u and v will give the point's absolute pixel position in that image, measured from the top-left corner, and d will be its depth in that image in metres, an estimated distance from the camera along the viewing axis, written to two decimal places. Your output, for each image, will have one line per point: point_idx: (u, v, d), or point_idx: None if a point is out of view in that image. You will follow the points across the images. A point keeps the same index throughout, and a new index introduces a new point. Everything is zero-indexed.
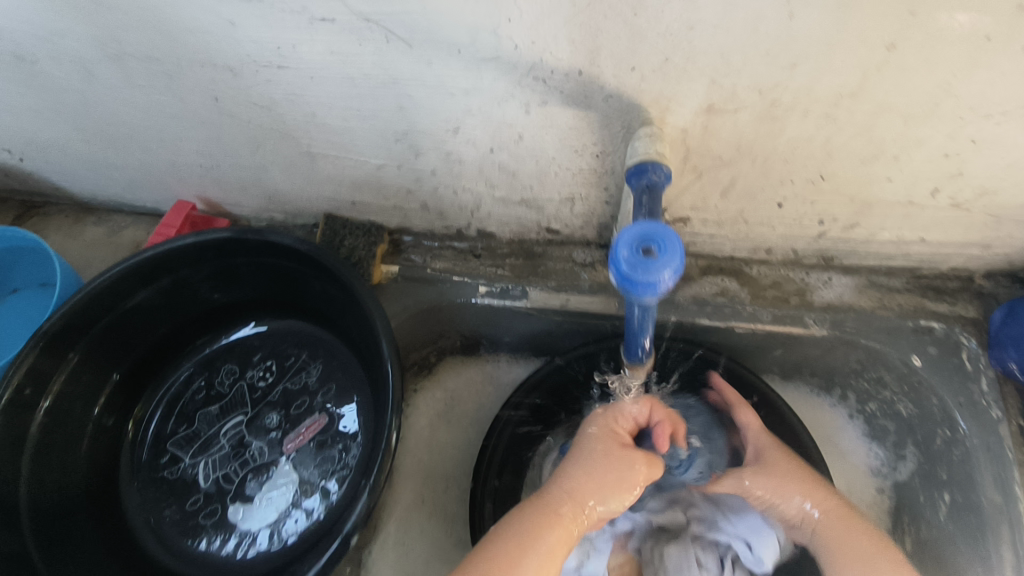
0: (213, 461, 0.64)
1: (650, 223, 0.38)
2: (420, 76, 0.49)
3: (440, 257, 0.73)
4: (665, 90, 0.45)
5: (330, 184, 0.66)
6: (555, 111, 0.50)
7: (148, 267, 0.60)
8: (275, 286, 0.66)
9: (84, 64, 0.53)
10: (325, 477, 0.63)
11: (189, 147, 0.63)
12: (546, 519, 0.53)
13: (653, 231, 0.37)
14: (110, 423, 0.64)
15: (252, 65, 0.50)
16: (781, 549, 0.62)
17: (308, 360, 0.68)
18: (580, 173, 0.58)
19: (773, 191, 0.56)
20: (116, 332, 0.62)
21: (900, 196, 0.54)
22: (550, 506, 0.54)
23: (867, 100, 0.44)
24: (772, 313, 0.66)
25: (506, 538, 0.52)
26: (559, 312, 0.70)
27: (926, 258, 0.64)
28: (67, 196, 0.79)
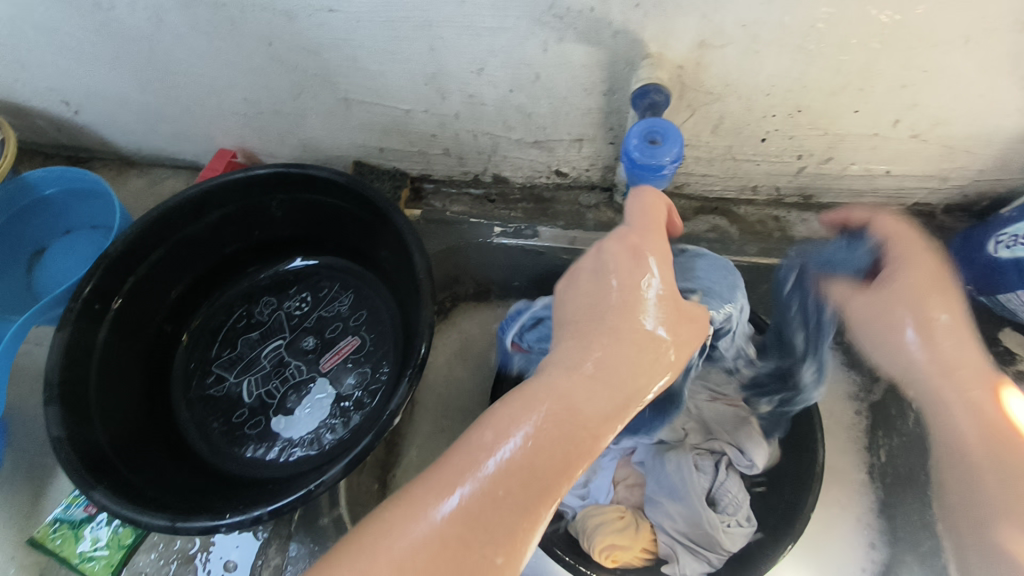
0: (256, 379, 0.70)
1: (655, 119, 0.45)
2: (454, 17, 0.56)
3: (458, 202, 0.81)
4: (663, 25, 0.53)
5: (361, 130, 0.73)
6: (570, 47, 0.57)
7: (200, 199, 0.67)
8: (312, 222, 0.73)
9: (155, 11, 0.60)
10: (359, 390, 0.69)
11: (237, 95, 0.71)
12: (567, 431, 0.40)
13: (657, 124, 0.45)
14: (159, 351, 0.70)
15: (307, 10, 0.57)
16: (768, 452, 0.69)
17: (340, 291, 0.75)
18: (589, 112, 0.65)
19: (757, 126, 0.64)
20: (169, 261, 0.68)
21: (866, 129, 0.62)
22: (580, 416, 0.41)
23: (833, 33, 0.52)
24: (758, 247, 0.75)
25: (514, 415, 0.41)
26: (567, 251, 0.78)
27: (892, 195, 0.72)
28: (112, 151, 0.85)
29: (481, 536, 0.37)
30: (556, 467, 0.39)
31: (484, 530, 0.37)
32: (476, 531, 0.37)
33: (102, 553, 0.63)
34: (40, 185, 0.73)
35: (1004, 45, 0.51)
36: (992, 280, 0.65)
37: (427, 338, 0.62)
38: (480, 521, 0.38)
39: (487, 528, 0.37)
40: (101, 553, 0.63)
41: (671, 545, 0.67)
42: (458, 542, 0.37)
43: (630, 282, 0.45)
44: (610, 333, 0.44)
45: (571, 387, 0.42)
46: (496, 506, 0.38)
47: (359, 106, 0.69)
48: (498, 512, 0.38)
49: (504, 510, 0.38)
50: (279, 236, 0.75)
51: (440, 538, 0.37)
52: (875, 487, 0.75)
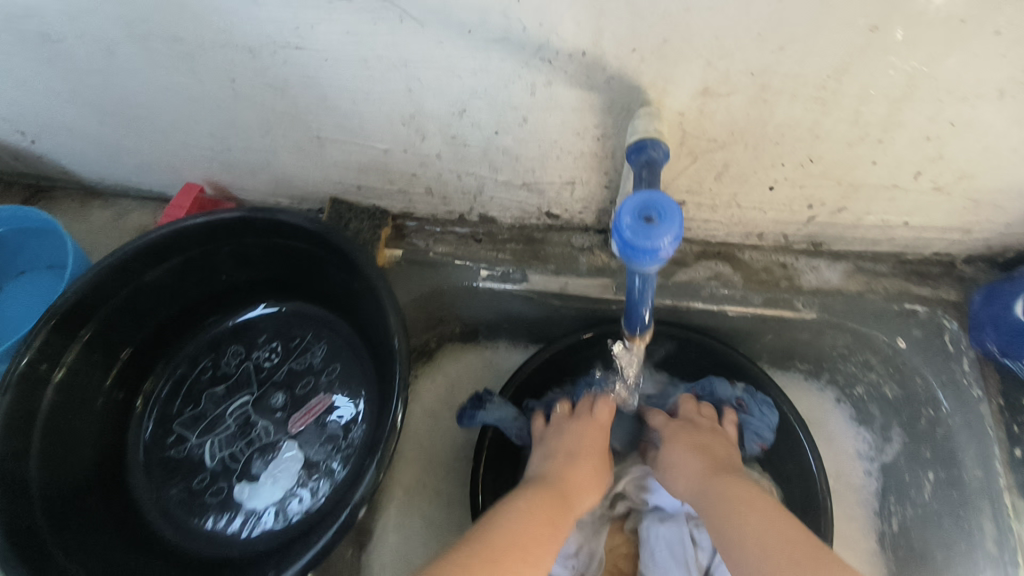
0: (219, 440, 0.65)
1: (652, 194, 0.40)
2: (430, 58, 0.51)
3: (443, 241, 0.75)
4: (662, 71, 0.48)
5: (337, 167, 0.68)
6: (559, 91, 0.52)
7: (158, 246, 0.61)
8: (282, 267, 0.68)
9: (104, 44, 0.55)
10: (329, 456, 0.64)
11: (201, 129, 0.65)
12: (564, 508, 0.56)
13: (653, 200, 0.40)
14: (118, 403, 0.65)
15: (270, 46, 0.52)
16: None
17: (312, 341, 0.69)
18: (582, 156, 0.60)
19: (765, 175, 0.59)
20: (126, 312, 0.63)
21: (884, 180, 0.57)
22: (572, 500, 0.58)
23: (851, 83, 0.47)
24: (763, 297, 0.69)
25: (504, 511, 0.53)
26: (558, 296, 0.73)
27: (909, 244, 0.66)
28: (74, 180, 0.80)
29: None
30: (555, 531, 0.53)
31: (517, 557, 0.48)
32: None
33: None
34: None
35: None
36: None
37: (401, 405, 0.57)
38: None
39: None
40: None
41: None
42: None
43: (581, 446, 0.63)
44: (567, 478, 0.59)
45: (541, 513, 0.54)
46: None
47: (333, 144, 0.64)
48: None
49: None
50: (248, 280, 0.69)
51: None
52: (884, 557, 0.71)
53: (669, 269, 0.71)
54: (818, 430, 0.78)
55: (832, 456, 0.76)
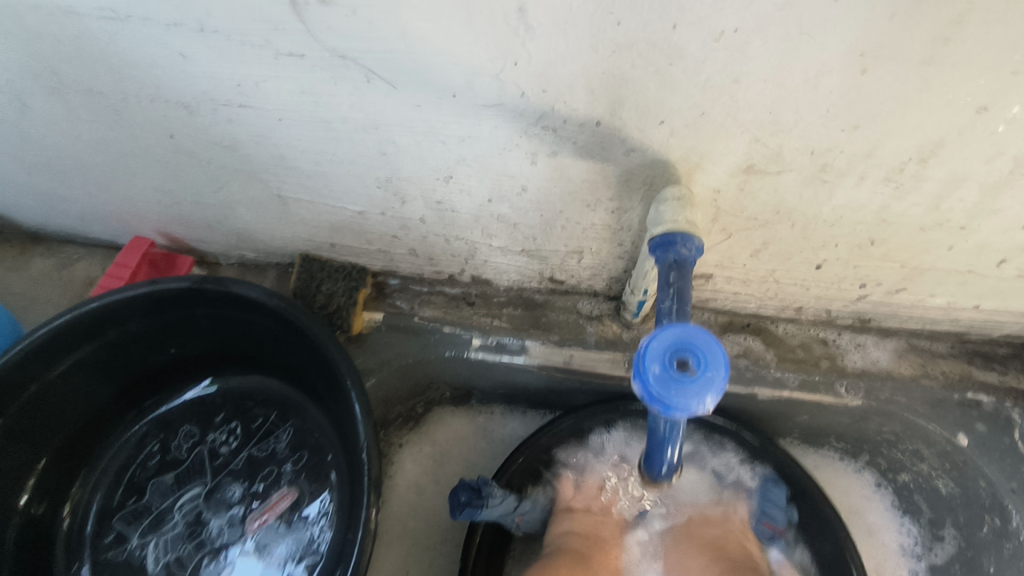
0: (164, 541, 0.55)
1: (688, 331, 0.31)
2: (406, 121, 0.41)
3: (429, 303, 0.65)
4: (697, 147, 0.38)
5: (305, 226, 0.58)
6: (567, 162, 0.42)
7: (91, 321, 0.53)
8: (240, 340, 0.58)
9: (14, 92, 0.45)
10: (292, 561, 0.55)
11: (144, 183, 0.56)
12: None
13: (688, 338, 0.31)
14: (38, 512, 0.55)
15: (209, 102, 0.42)
16: None
17: (277, 423, 0.60)
18: (591, 228, 0.50)
19: (812, 254, 0.49)
20: (54, 394, 0.54)
21: (959, 265, 0.47)
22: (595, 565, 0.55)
23: (939, 166, 0.37)
24: (800, 379, 0.59)
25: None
26: (562, 370, 0.63)
27: (975, 325, 0.57)
28: (12, 227, 0.70)
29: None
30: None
31: None
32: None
33: None
34: None
35: None
36: None
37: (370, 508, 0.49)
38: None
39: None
40: None
41: None
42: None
43: (591, 526, 0.59)
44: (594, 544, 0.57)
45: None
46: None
47: (297, 204, 0.54)
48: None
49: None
50: (202, 351, 0.60)
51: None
52: None
53: None
54: (854, 520, 0.66)
55: (871, 553, 0.65)
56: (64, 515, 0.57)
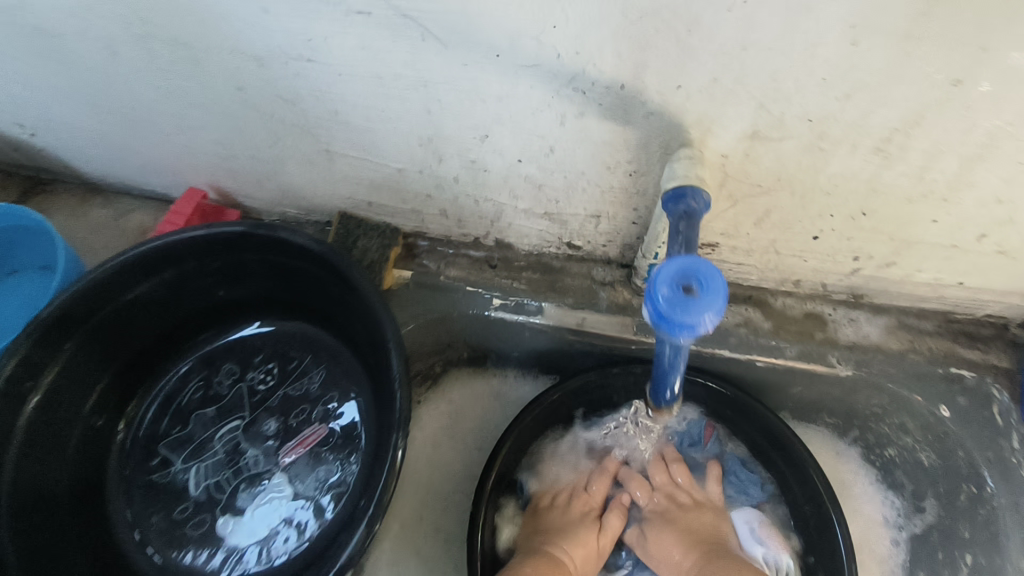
0: (206, 467, 0.61)
1: (676, 258, 0.36)
2: (453, 80, 0.46)
3: (455, 264, 0.71)
4: (708, 111, 0.43)
5: (347, 183, 0.64)
6: (592, 123, 0.47)
7: (152, 258, 0.58)
8: (283, 286, 0.64)
9: (109, 43, 0.51)
10: (320, 491, 0.60)
11: (206, 135, 0.61)
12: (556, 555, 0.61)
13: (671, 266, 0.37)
14: (99, 423, 0.60)
15: (282, 57, 0.48)
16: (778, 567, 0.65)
17: (310, 365, 0.66)
18: (610, 191, 0.55)
19: (809, 224, 0.54)
20: (114, 324, 0.59)
21: (943, 239, 0.51)
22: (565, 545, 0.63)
23: (921, 137, 0.42)
24: (796, 349, 0.64)
25: None
26: (575, 332, 0.68)
27: (960, 304, 0.61)
28: (74, 175, 0.76)
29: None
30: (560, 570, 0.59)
31: None
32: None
33: None
34: None
35: None
36: None
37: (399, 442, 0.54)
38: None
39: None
40: None
41: None
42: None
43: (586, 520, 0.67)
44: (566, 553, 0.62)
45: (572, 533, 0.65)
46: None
47: (343, 159, 0.60)
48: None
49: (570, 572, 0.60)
50: (244, 296, 0.66)
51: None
52: None
53: None
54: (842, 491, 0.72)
55: (857, 525, 0.70)
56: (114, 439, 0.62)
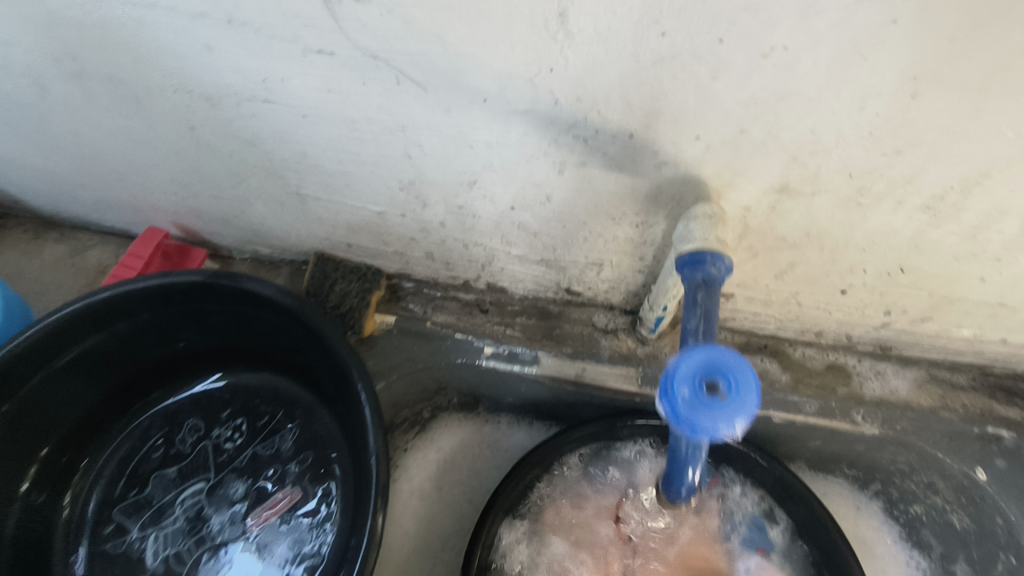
0: (164, 536, 0.55)
1: (697, 347, 0.31)
2: (434, 125, 0.40)
3: (443, 309, 0.65)
4: (732, 164, 0.37)
5: (322, 224, 0.58)
6: (595, 173, 0.41)
7: (101, 310, 0.52)
8: (250, 336, 0.57)
9: (36, 78, 0.45)
10: (292, 564, 0.54)
11: (162, 174, 0.55)
12: None
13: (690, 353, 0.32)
14: (38, 501, 0.55)
15: (234, 97, 0.41)
16: None
17: (283, 422, 0.59)
18: (614, 240, 0.49)
19: (839, 278, 0.48)
20: (59, 382, 0.53)
21: (991, 298, 0.46)
22: None
23: (980, 196, 0.36)
24: (817, 406, 0.58)
25: None
26: (574, 383, 0.62)
27: (999, 358, 0.55)
28: (26, 209, 0.69)
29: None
30: None
31: None
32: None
33: None
34: None
35: None
36: None
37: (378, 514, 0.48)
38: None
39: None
40: None
41: None
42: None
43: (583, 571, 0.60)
44: None
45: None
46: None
47: (316, 203, 0.54)
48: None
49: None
50: (210, 345, 0.59)
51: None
52: None
53: None
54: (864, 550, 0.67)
55: None
56: (64, 505, 0.56)
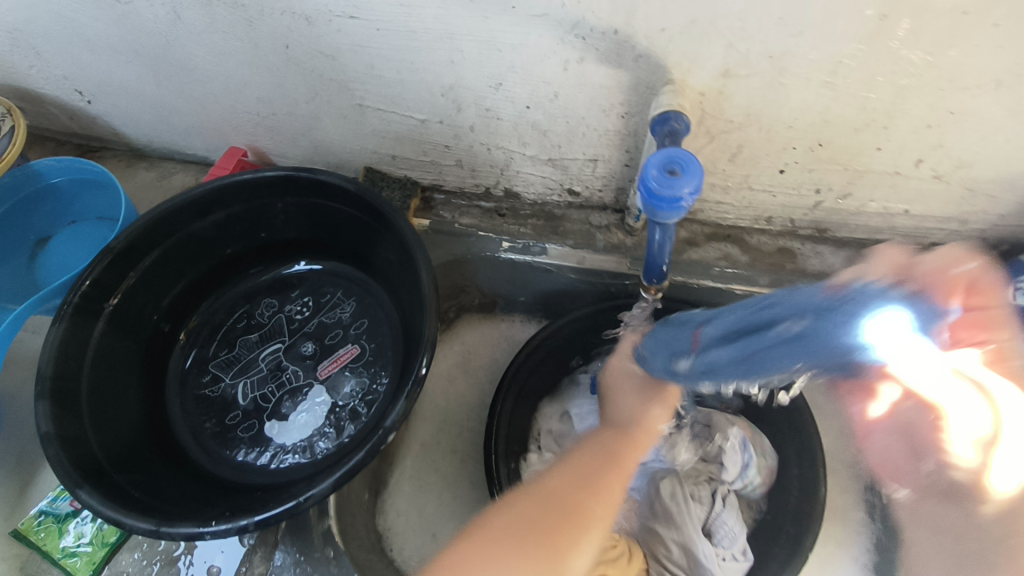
0: (252, 382, 0.70)
1: (661, 149, 0.45)
2: (474, 31, 0.55)
3: (468, 214, 0.79)
4: (688, 52, 0.52)
5: (375, 137, 0.73)
6: (592, 67, 0.56)
7: (205, 198, 0.66)
8: (319, 226, 0.72)
9: (174, 7, 0.59)
10: (355, 399, 0.68)
11: (251, 94, 0.70)
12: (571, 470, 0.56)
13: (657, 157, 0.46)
14: (165, 330, 0.70)
15: (327, 15, 0.56)
16: (753, 465, 0.70)
17: (342, 298, 0.74)
18: (605, 133, 0.64)
19: (776, 158, 0.63)
20: (171, 258, 0.67)
21: (888, 166, 0.61)
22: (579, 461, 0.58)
23: (860, 69, 0.51)
24: (769, 278, 0.73)
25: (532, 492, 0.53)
26: (575, 269, 0.76)
27: (909, 233, 0.71)
28: (122, 142, 0.85)
29: (598, 497, 0.53)
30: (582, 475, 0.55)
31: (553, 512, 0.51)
32: (598, 469, 0.56)
33: (86, 549, 0.62)
34: (47, 174, 0.73)
35: None
36: None
37: (428, 355, 0.59)
38: (611, 465, 0.58)
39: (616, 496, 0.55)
40: (84, 549, 0.62)
41: None
42: (591, 484, 0.54)
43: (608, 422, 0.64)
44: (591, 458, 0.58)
45: (634, 408, 0.64)
46: (611, 475, 0.56)
47: (373, 113, 0.69)
48: (617, 463, 0.58)
49: (625, 449, 0.61)
50: (284, 238, 0.74)
51: (595, 488, 0.54)
52: (874, 526, 0.74)
53: (681, 248, 0.75)
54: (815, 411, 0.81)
55: (827, 433, 0.79)
56: (178, 342, 0.71)
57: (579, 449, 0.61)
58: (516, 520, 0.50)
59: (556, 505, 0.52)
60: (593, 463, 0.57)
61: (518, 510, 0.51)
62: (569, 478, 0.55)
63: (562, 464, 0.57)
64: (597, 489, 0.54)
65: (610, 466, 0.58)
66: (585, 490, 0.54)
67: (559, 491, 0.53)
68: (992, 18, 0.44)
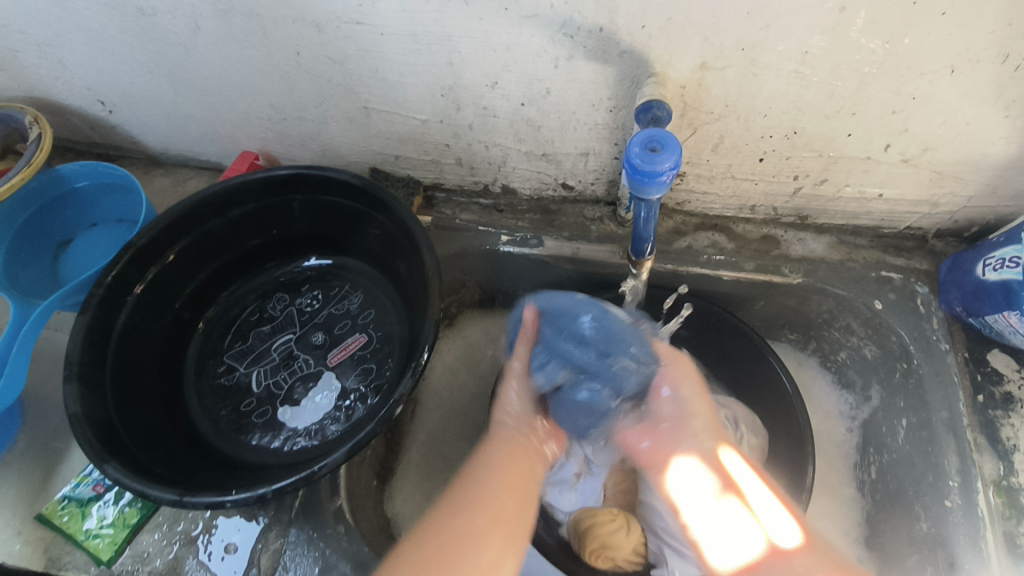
0: (265, 370, 0.73)
1: (643, 130, 0.50)
2: (471, 33, 0.60)
3: (468, 210, 0.84)
4: (668, 47, 0.57)
5: (379, 138, 0.77)
6: (580, 64, 0.61)
7: (221, 197, 0.70)
8: (327, 221, 0.76)
9: (194, 19, 0.64)
10: (363, 384, 0.71)
11: (263, 100, 0.74)
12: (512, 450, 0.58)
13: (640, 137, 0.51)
14: (183, 323, 0.73)
15: (336, 21, 0.61)
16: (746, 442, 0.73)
17: (350, 290, 0.78)
18: (596, 127, 0.69)
19: (755, 147, 0.67)
20: (188, 254, 0.71)
21: (860, 151, 0.65)
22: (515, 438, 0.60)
23: (825, 59, 0.55)
24: (754, 264, 0.77)
25: (481, 473, 0.55)
26: (571, 260, 0.80)
27: (885, 217, 0.75)
28: (140, 150, 0.90)
29: (512, 504, 0.52)
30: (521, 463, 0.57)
31: (509, 499, 0.52)
32: (506, 477, 0.54)
33: (108, 531, 0.64)
34: (72, 178, 0.77)
35: (989, 76, 0.54)
36: (982, 301, 0.67)
37: (433, 332, 0.63)
38: (515, 469, 0.56)
39: (530, 498, 0.54)
40: (106, 531, 0.64)
41: (661, 547, 0.68)
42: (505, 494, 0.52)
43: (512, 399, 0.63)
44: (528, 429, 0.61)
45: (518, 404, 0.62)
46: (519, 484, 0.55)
47: (377, 115, 0.73)
48: (521, 467, 0.57)
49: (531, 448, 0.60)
50: (294, 235, 0.78)
51: (504, 492, 0.53)
52: (864, 501, 0.77)
53: (670, 238, 0.79)
54: (805, 394, 0.84)
55: (815, 414, 0.83)
56: (194, 336, 0.75)
57: (478, 458, 0.57)
58: (471, 510, 0.50)
59: (478, 518, 0.49)
60: (509, 478, 0.54)
61: (473, 492, 0.52)
62: (509, 460, 0.57)
63: (466, 475, 0.54)
64: (507, 494, 0.53)
65: (513, 465, 0.56)
66: (503, 501, 0.52)
67: (470, 503, 0.51)
68: (940, 7, 0.49)
